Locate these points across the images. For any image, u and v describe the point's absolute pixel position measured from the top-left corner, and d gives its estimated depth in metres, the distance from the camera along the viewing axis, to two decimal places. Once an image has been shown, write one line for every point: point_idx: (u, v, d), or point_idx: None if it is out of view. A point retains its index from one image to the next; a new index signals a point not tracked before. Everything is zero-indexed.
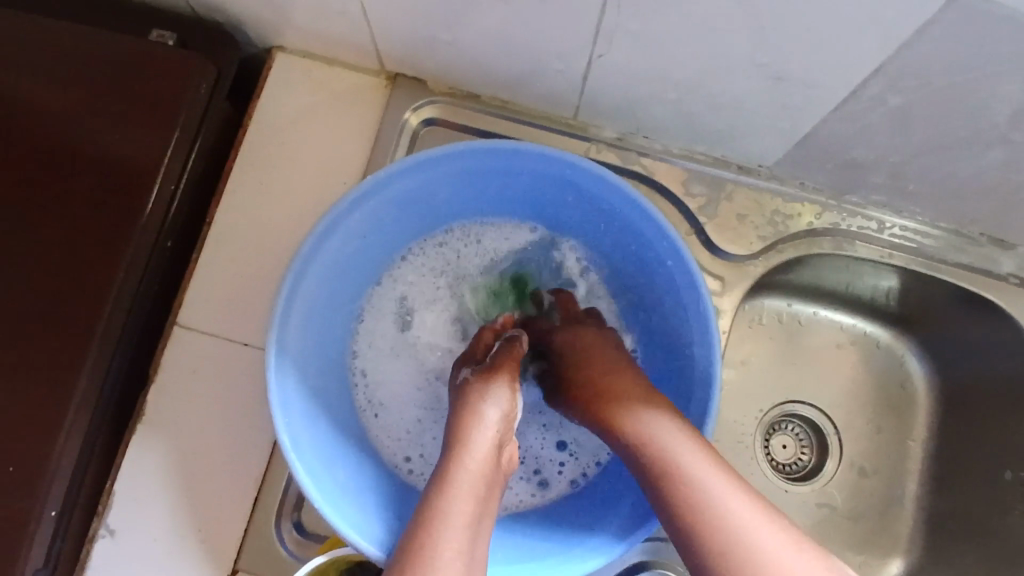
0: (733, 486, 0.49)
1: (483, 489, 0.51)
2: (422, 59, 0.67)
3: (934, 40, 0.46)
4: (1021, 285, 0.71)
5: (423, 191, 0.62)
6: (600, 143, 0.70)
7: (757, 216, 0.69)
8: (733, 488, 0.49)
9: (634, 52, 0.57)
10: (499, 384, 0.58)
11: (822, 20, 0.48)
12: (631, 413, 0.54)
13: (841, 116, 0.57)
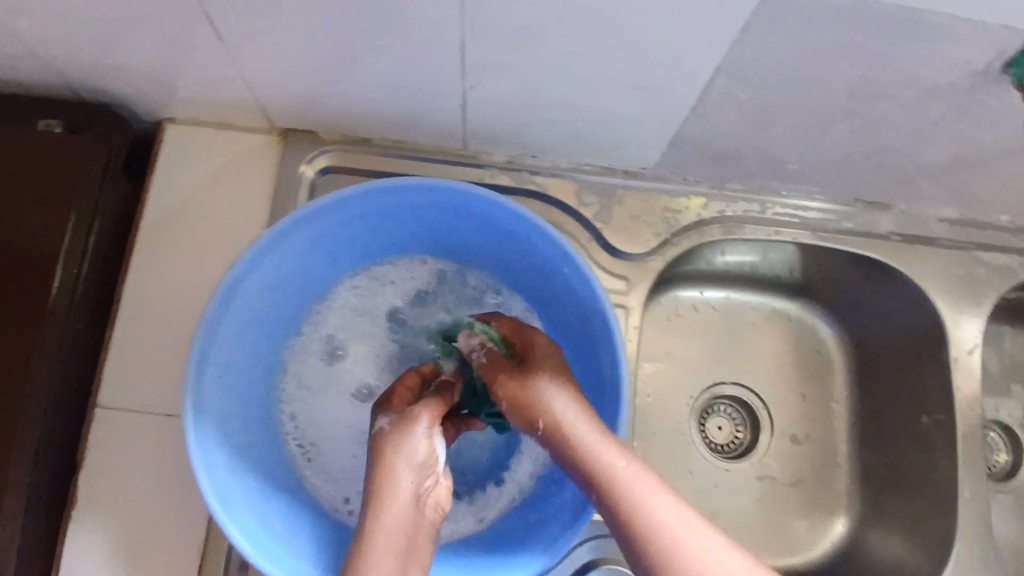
0: (649, 480, 0.52)
1: (406, 535, 0.53)
2: (306, 113, 0.69)
3: (755, 32, 0.50)
4: (901, 241, 0.75)
5: (323, 239, 0.63)
6: (493, 168, 0.73)
7: (650, 215, 0.74)
8: (647, 482, 0.52)
9: (497, 81, 0.60)
10: (415, 431, 0.57)
11: (653, 29, 0.52)
12: (570, 443, 0.55)
13: (698, 112, 0.61)
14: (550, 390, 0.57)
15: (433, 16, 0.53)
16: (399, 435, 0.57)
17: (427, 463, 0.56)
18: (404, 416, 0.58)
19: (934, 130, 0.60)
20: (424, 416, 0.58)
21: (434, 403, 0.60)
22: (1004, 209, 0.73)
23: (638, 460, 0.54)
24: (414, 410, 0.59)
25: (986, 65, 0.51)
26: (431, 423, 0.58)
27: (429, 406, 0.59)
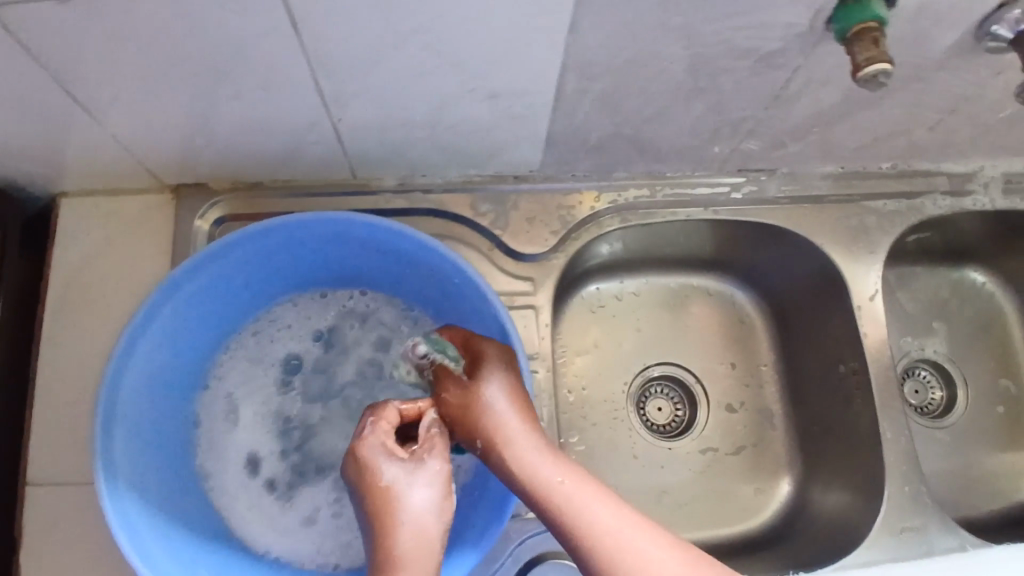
0: (589, 490, 0.51)
1: None
2: (193, 167, 0.71)
3: (588, 27, 0.52)
4: (791, 202, 0.78)
5: (219, 289, 0.65)
6: (386, 192, 0.75)
7: (545, 214, 0.75)
8: (587, 494, 0.51)
9: (365, 110, 0.62)
10: (430, 484, 0.52)
11: (492, 40, 0.53)
12: (509, 457, 0.53)
13: (562, 109, 0.63)
14: (492, 402, 0.55)
15: (280, 57, 0.54)
16: (416, 494, 0.51)
17: (449, 518, 0.52)
18: (418, 470, 0.53)
19: (786, 92, 0.62)
20: (439, 465, 0.53)
21: (441, 444, 0.54)
22: (883, 156, 0.76)
23: (580, 473, 0.53)
24: (425, 458, 0.53)
25: (809, 25, 0.53)
26: (445, 469, 0.53)
27: (435, 450, 0.54)
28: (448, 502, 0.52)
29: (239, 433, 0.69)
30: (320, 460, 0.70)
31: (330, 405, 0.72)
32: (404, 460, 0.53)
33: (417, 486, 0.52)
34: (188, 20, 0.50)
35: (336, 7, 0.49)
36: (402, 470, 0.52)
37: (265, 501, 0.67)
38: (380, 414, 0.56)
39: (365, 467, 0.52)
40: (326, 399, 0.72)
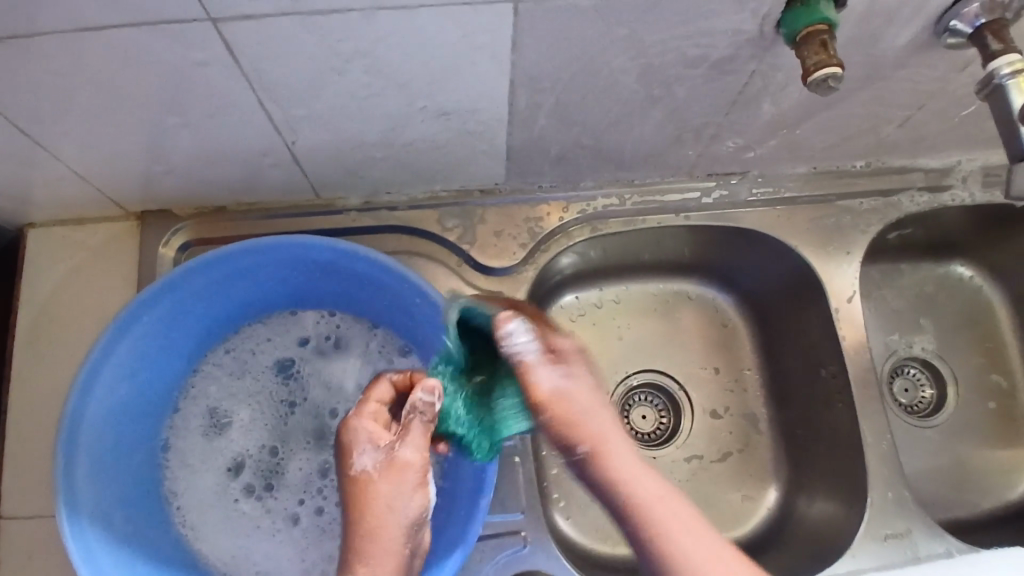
0: (671, 517, 0.51)
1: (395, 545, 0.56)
2: (155, 195, 0.70)
3: (531, 41, 0.52)
4: (764, 205, 0.76)
5: (183, 314, 0.65)
6: (352, 211, 0.74)
7: (512, 228, 0.74)
8: (671, 522, 0.50)
9: (318, 133, 0.61)
10: (403, 459, 0.55)
11: (436, 58, 0.53)
12: (619, 471, 0.52)
13: (518, 123, 0.62)
14: (575, 408, 0.54)
15: (224, 84, 0.54)
16: (382, 484, 0.55)
17: (412, 505, 0.56)
18: (389, 459, 0.55)
19: (745, 96, 0.61)
20: (409, 457, 0.55)
21: (416, 432, 0.55)
22: (855, 154, 0.74)
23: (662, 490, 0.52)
24: (398, 448, 0.55)
25: (758, 30, 0.52)
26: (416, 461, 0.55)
27: (408, 439, 0.55)
28: (410, 492, 0.55)
29: (225, 435, 0.68)
30: (306, 466, 0.68)
31: (317, 408, 0.70)
32: (379, 447, 0.56)
33: (386, 475, 0.55)
34: (123, 52, 0.50)
35: (271, 33, 0.49)
36: (374, 459, 0.55)
37: (244, 509, 0.67)
38: (372, 391, 0.58)
39: (346, 449, 0.56)
40: (311, 405, 0.70)
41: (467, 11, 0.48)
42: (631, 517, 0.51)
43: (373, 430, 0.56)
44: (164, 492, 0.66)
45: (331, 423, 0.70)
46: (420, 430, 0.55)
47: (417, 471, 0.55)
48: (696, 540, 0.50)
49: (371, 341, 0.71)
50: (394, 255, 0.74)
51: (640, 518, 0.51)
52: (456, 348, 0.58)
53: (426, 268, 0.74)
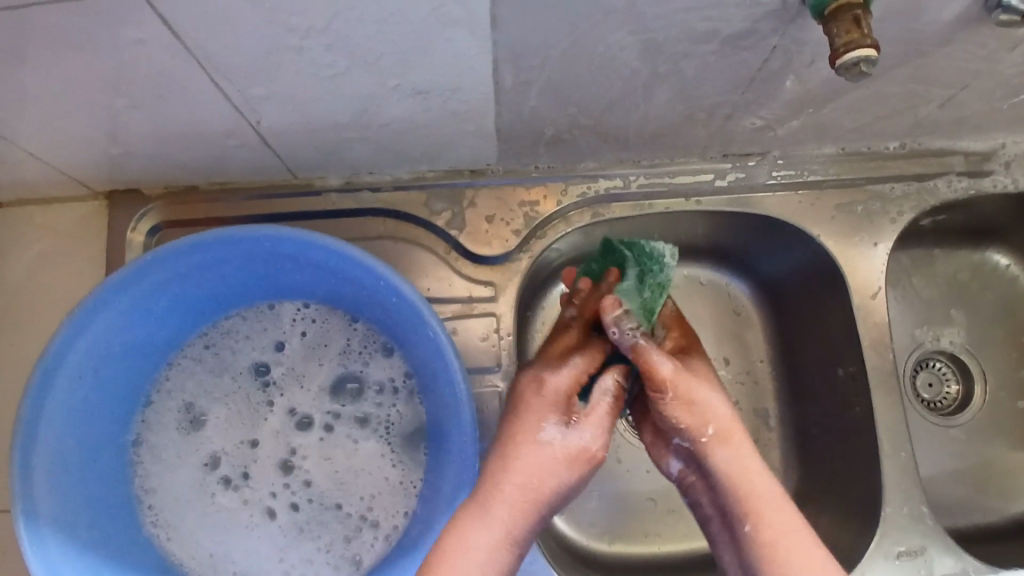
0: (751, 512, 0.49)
1: (514, 518, 0.50)
2: (121, 175, 0.65)
3: (517, 16, 0.45)
4: (785, 188, 0.69)
5: (149, 310, 0.60)
6: (332, 192, 0.69)
7: (505, 212, 0.68)
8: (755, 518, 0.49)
9: (287, 113, 0.55)
10: (575, 433, 0.53)
11: (410, 36, 0.47)
12: (731, 465, 0.51)
13: (508, 102, 0.56)
14: (697, 400, 0.53)
15: (177, 62, 0.48)
16: (560, 459, 0.52)
17: (565, 492, 0.52)
18: (574, 440, 0.53)
19: (766, 74, 0.54)
20: (593, 444, 0.53)
21: (604, 418, 0.54)
22: (888, 135, 0.66)
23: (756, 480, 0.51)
24: (582, 428, 0.53)
25: (781, 5, 0.45)
26: (596, 451, 0.53)
27: (595, 425, 0.54)
28: (573, 478, 0.52)
29: (199, 434, 0.65)
30: (270, 473, 0.65)
31: (282, 421, 0.66)
32: (570, 424, 0.53)
33: (565, 451, 0.52)
34: (51, 30, 0.44)
35: (214, 8, 0.43)
36: (559, 433, 0.53)
37: (221, 502, 0.64)
38: (586, 364, 0.57)
39: (533, 415, 0.53)
40: (276, 418, 0.66)
41: None
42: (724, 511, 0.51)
43: (563, 405, 0.54)
44: (134, 488, 0.63)
45: (293, 437, 0.66)
46: (609, 419, 0.54)
47: (591, 463, 0.53)
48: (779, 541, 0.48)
49: (350, 337, 0.67)
50: (377, 240, 0.69)
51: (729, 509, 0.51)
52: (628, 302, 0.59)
53: (414, 255, 0.68)
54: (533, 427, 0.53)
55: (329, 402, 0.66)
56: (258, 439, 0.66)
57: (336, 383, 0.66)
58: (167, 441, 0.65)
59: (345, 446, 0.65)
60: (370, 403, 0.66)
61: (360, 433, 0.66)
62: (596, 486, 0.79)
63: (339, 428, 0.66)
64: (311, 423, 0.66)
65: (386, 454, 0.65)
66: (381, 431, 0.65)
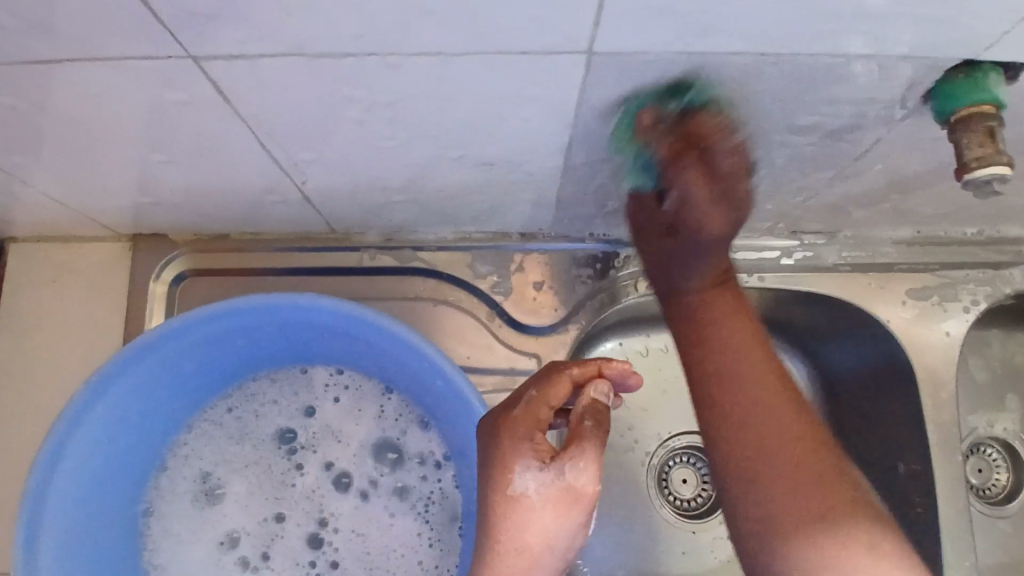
0: (850, 548, 0.41)
1: None
2: (147, 222, 0.61)
3: (606, 98, 0.41)
4: (853, 270, 0.65)
5: (170, 373, 0.56)
6: (372, 249, 0.64)
7: (554, 279, 0.64)
8: (866, 545, 0.41)
9: (336, 174, 0.51)
10: (571, 475, 0.43)
11: (485, 109, 0.42)
12: (740, 422, 0.45)
13: (576, 173, 0.52)
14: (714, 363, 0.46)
15: (226, 124, 0.44)
16: (544, 513, 0.43)
17: (568, 539, 0.44)
18: (558, 483, 0.43)
19: (858, 161, 0.49)
20: (581, 481, 0.43)
21: (590, 449, 0.43)
22: (967, 221, 0.62)
23: (847, 518, 0.42)
24: (568, 467, 0.43)
25: (896, 99, 0.41)
26: (586, 488, 0.43)
27: (578, 460, 0.43)
28: (569, 524, 0.44)
29: (218, 508, 0.61)
30: (299, 546, 0.61)
31: (318, 478, 0.62)
32: (544, 465, 0.43)
33: (548, 499, 0.43)
34: (87, 88, 0.40)
35: (273, 74, 0.39)
36: (537, 479, 0.43)
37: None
38: (549, 392, 0.46)
39: (502, 462, 0.44)
40: (312, 476, 0.62)
41: (531, 61, 0.37)
42: (794, 553, 0.42)
43: (534, 442, 0.44)
44: (144, 562, 0.59)
45: (329, 498, 0.62)
46: (595, 446, 0.43)
47: (583, 501, 0.43)
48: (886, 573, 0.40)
49: (384, 406, 0.62)
50: (416, 302, 0.64)
51: (814, 552, 0.41)
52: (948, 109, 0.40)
53: (455, 321, 0.64)
54: (509, 468, 0.43)
55: (369, 465, 0.62)
56: (282, 513, 0.61)
57: (377, 446, 0.62)
58: (180, 515, 0.60)
59: (379, 521, 0.61)
60: (410, 474, 0.61)
61: (397, 507, 0.61)
62: (629, 566, 0.74)
63: (374, 497, 0.61)
64: (349, 484, 0.62)
65: (424, 533, 0.60)
66: (419, 509, 0.61)
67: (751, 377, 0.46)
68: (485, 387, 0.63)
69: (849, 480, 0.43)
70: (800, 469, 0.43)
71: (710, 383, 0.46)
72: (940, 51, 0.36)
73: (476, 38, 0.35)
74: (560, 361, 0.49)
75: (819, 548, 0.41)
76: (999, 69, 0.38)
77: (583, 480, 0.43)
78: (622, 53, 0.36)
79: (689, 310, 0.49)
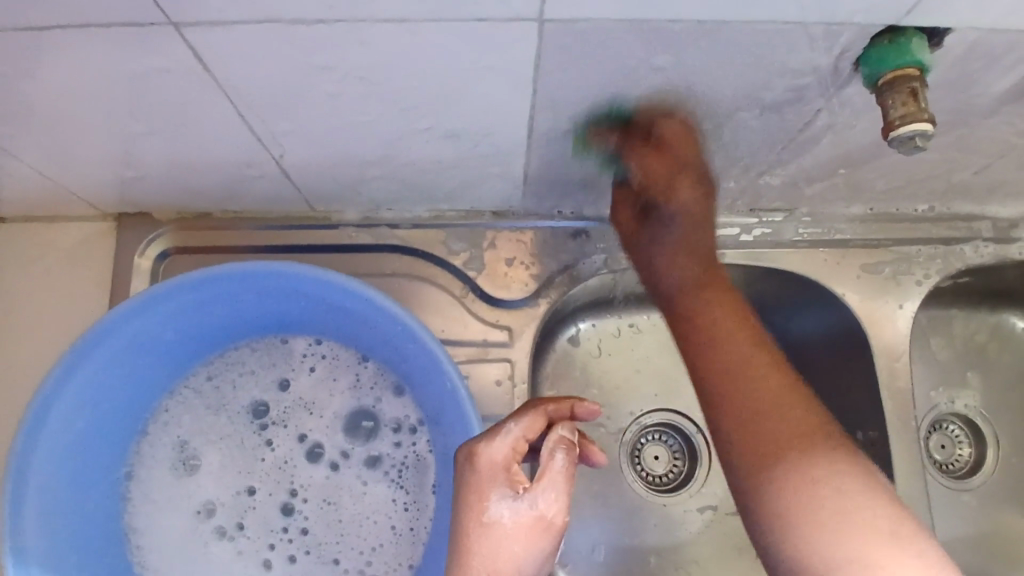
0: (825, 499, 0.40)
1: None
2: (133, 198, 0.63)
3: (564, 66, 0.44)
4: (810, 245, 0.68)
5: (147, 342, 0.58)
6: (350, 227, 0.67)
7: (525, 255, 0.67)
8: (845, 491, 0.40)
9: (312, 146, 0.54)
10: (539, 504, 0.46)
11: (449, 78, 0.45)
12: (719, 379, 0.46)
13: (541, 144, 0.54)
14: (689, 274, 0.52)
15: (206, 95, 0.47)
16: (514, 539, 0.45)
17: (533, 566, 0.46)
18: (531, 511, 0.45)
19: (805, 133, 0.52)
20: (551, 510, 0.46)
21: (559, 479, 0.46)
22: (918, 196, 0.65)
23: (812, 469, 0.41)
24: (537, 495, 0.46)
25: (830, 65, 0.44)
26: (555, 517, 0.46)
27: (549, 490, 0.46)
28: (537, 552, 0.45)
29: (194, 477, 0.63)
30: (272, 515, 0.63)
31: (290, 451, 0.64)
32: (518, 494, 0.46)
33: (521, 528, 0.45)
34: (74, 59, 0.43)
35: (251, 44, 0.41)
36: (511, 508, 0.45)
37: (214, 553, 0.62)
38: (526, 424, 0.50)
39: (478, 489, 0.46)
40: (285, 448, 0.64)
41: (487, 29, 0.40)
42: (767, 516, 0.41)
43: (510, 473, 0.47)
44: (126, 527, 0.61)
45: (300, 470, 0.64)
46: (566, 476, 0.46)
47: (552, 529, 0.46)
48: (866, 512, 0.39)
49: (358, 375, 0.64)
50: (392, 278, 0.67)
51: (796, 496, 0.40)
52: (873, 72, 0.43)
53: (429, 295, 0.66)
54: (485, 497, 0.46)
55: (341, 437, 0.64)
56: (253, 486, 0.63)
57: (349, 418, 0.64)
58: (160, 480, 0.62)
59: (352, 489, 0.63)
60: (384, 443, 0.63)
61: (369, 475, 0.63)
62: (602, 537, 0.76)
63: (345, 468, 0.63)
64: (321, 455, 0.64)
65: (395, 499, 0.62)
66: (392, 475, 0.63)
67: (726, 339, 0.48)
68: (457, 359, 0.66)
69: (838, 436, 0.43)
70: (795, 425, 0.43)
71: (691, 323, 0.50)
72: (869, 17, 0.39)
73: (435, 6, 0.38)
74: (537, 401, 0.52)
75: (801, 494, 0.40)
76: (922, 35, 0.41)
77: (562, 504, 0.46)
78: (571, 20, 0.39)
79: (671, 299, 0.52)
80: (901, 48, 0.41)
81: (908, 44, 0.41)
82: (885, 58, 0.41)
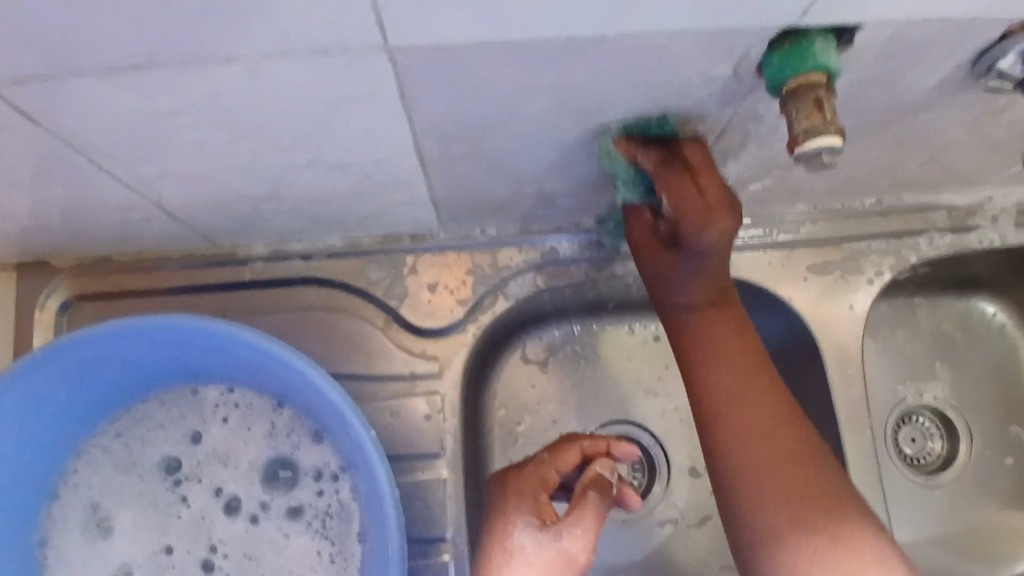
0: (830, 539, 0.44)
1: None
2: (24, 248, 0.59)
3: (433, 92, 0.39)
4: (755, 247, 0.64)
5: (42, 406, 0.54)
6: (261, 261, 0.63)
7: (449, 279, 0.63)
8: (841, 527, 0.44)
9: (192, 188, 0.50)
10: (564, 539, 0.47)
11: (314, 115, 0.41)
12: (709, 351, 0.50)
13: (442, 169, 0.50)
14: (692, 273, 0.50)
15: (56, 148, 0.43)
16: (536, 570, 0.46)
17: None
18: (553, 546, 0.47)
19: (722, 140, 0.48)
20: (576, 548, 0.47)
21: (588, 517, 0.48)
22: (864, 190, 0.61)
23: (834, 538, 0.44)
24: (562, 531, 0.47)
25: (730, 71, 0.39)
26: (579, 556, 0.47)
27: (576, 527, 0.47)
28: None
29: (107, 541, 0.59)
30: (192, 572, 0.59)
31: (206, 505, 0.60)
32: (543, 527, 0.47)
33: (542, 561, 0.47)
34: None
35: (76, 95, 0.37)
36: (534, 539, 0.47)
37: None
38: (560, 456, 0.52)
39: (505, 513, 0.48)
40: (200, 503, 0.60)
41: (333, 62, 0.35)
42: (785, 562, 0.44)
43: (538, 502, 0.49)
44: None
45: (218, 525, 0.60)
46: (594, 516, 0.48)
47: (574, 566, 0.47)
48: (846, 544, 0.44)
49: (274, 422, 0.60)
50: (309, 312, 0.63)
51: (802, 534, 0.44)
52: (778, 77, 0.38)
53: (349, 328, 0.62)
54: (509, 520, 0.48)
55: (260, 488, 0.60)
56: (171, 544, 0.60)
57: (265, 468, 0.60)
58: (71, 548, 0.59)
59: (274, 543, 0.59)
60: (304, 492, 0.59)
61: (291, 527, 0.59)
62: None
63: (265, 520, 0.60)
64: (239, 508, 0.60)
65: (319, 550, 0.58)
66: (315, 525, 0.59)
67: (734, 399, 0.49)
68: (384, 394, 0.62)
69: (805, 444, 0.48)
70: (800, 478, 0.46)
71: (692, 354, 0.51)
72: (761, 22, 0.35)
73: (262, 43, 0.34)
74: (576, 434, 0.54)
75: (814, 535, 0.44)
76: (829, 34, 0.37)
77: (589, 540, 0.47)
78: (419, 47, 0.35)
79: (687, 328, 0.51)
80: (806, 49, 0.36)
81: (814, 46, 0.36)
82: (791, 63, 0.37)
